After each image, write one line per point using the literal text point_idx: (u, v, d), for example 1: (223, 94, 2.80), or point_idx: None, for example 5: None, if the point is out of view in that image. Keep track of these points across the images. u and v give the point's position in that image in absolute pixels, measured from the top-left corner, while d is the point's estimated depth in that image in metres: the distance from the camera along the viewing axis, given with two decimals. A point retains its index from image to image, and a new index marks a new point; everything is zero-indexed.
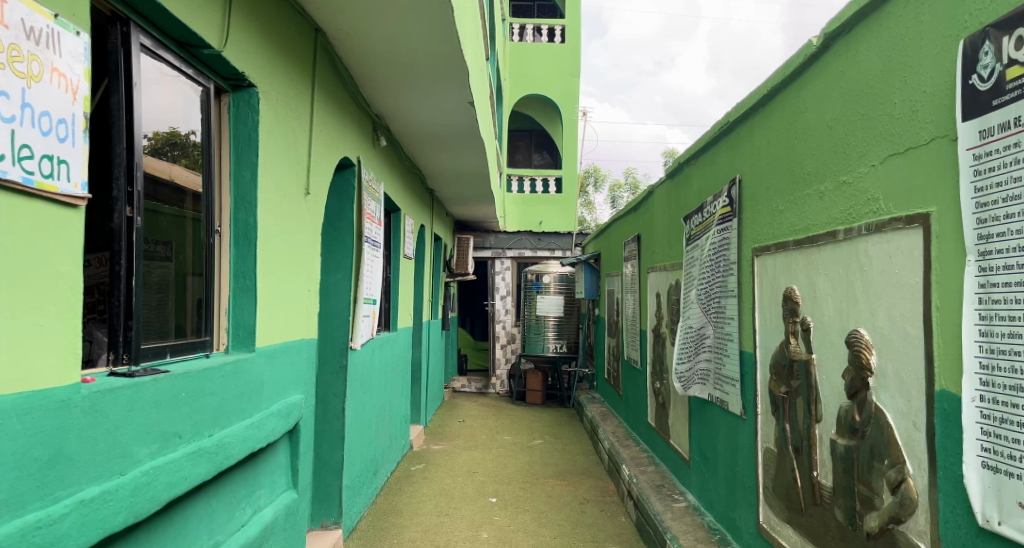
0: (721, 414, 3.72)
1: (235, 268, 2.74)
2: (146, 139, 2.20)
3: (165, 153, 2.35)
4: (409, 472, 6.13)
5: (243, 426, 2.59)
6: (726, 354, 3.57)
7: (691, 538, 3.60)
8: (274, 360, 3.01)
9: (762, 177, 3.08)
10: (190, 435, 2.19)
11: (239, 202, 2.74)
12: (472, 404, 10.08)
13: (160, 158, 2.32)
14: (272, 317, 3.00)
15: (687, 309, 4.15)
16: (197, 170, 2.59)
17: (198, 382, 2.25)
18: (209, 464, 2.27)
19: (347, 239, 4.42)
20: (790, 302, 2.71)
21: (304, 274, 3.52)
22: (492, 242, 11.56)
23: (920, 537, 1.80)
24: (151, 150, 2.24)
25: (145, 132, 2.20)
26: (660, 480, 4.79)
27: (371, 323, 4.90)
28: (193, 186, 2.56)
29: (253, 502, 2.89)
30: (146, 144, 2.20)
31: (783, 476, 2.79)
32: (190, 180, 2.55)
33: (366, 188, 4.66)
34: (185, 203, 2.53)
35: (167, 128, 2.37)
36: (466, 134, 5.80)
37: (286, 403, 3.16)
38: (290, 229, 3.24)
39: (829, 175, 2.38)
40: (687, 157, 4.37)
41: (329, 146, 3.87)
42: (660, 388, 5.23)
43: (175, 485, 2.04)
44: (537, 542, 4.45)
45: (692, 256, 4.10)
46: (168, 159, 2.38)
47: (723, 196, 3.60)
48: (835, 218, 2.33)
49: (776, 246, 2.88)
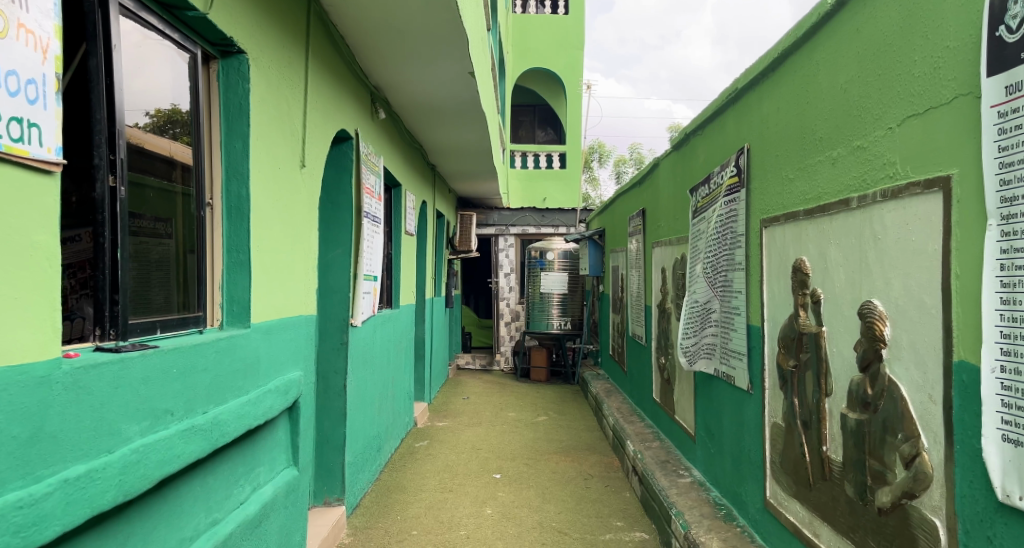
0: (727, 389, 3.67)
1: (228, 242, 2.68)
2: (145, 117, 2.22)
3: (166, 131, 2.37)
4: (413, 449, 6.13)
5: (239, 404, 2.53)
6: (733, 328, 3.50)
7: (696, 514, 3.56)
8: (271, 336, 2.95)
9: (772, 144, 2.97)
10: (182, 412, 2.13)
11: (231, 174, 2.67)
12: (476, 381, 10.08)
13: (161, 137, 2.34)
14: (269, 293, 2.94)
15: (692, 283, 4.07)
16: (189, 143, 2.52)
17: (191, 358, 2.19)
18: (204, 441, 2.22)
19: (346, 214, 4.34)
20: (800, 274, 2.63)
21: (301, 249, 3.45)
22: (496, 218, 11.46)
23: (934, 513, 1.74)
24: (153, 128, 2.27)
25: (145, 109, 2.23)
26: (665, 456, 4.76)
27: (372, 300, 4.83)
28: (184, 158, 2.49)
29: (252, 479, 2.85)
30: (146, 122, 2.23)
31: (791, 451, 2.73)
32: (182, 153, 2.49)
33: (365, 162, 4.56)
34: (175, 177, 2.45)
35: (168, 104, 2.39)
36: (467, 107, 5.68)
37: (286, 379, 3.11)
38: (285, 202, 3.16)
39: (842, 139, 2.28)
40: (694, 127, 4.26)
41: (325, 119, 3.78)
42: (665, 363, 5.17)
43: (167, 463, 1.99)
44: (541, 518, 4.44)
45: (698, 229, 4.01)
46: (166, 134, 2.37)
47: (730, 166, 3.50)
48: (848, 185, 2.23)
49: (786, 216, 2.79)
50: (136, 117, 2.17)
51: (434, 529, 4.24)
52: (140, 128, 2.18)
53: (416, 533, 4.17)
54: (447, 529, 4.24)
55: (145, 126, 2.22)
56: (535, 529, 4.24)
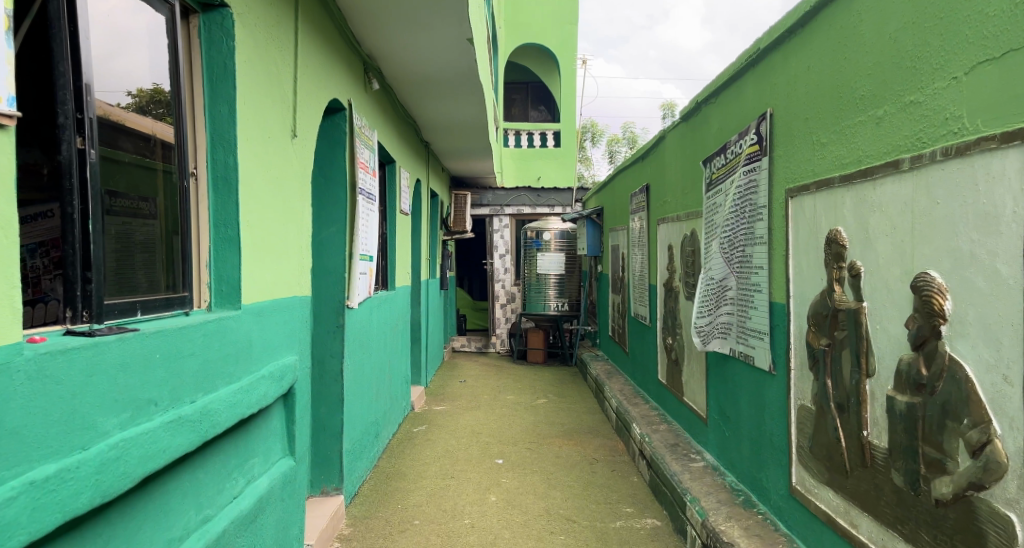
0: (745, 370, 3.50)
1: (215, 215, 2.45)
2: (127, 96, 2.04)
3: (149, 112, 2.18)
4: (411, 434, 5.95)
5: (230, 392, 2.32)
6: (752, 306, 3.32)
7: (714, 500, 3.41)
8: (263, 318, 2.73)
9: (800, 107, 2.78)
10: (168, 402, 1.91)
11: (217, 140, 2.44)
12: (472, 364, 9.91)
13: (144, 117, 2.15)
14: (260, 271, 2.72)
15: (707, 259, 3.88)
16: (168, 121, 2.28)
17: (176, 341, 1.97)
18: (192, 434, 2.01)
19: (340, 189, 4.10)
20: (836, 246, 2.44)
21: (294, 225, 3.23)
22: (490, 198, 11.18)
23: (1010, 507, 1.57)
24: (136, 108, 2.10)
25: (128, 88, 2.05)
26: (674, 439, 4.60)
27: (368, 281, 4.62)
28: (163, 136, 2.24)
29: (246, 472, 2.66)
30: (129, 102, 2.06)
31: (822, 436, 2.56)
32: (160, 130, 2.23)
33: (359, 135, 4.33)
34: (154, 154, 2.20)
35: (151, 84, 2.19)
36: (463, 79, 5.45)
37: (280, 365, 2.90)
38: (277, 174, 2.94)
39: (890, 95, 2.09)
40: (706, 95, 4.06)
41: (316, 86, 3.53)
42: (673, 344, 5.01)
43: (151, 460, 1.77)
44: (548, 505, 4.27)
45: (713, 202, 3.82)
46: (149, 114, 2.18)
47: (751, 134, 3.30)
48: (897, 146, 2.04)
49: (817, 184, 2.59)
50: (118, 97, 1.99)
51: (437, 518, 4.06)
52: (122, 108, 2.01)
53: (419, 523, 3.99)
54: (451, 518, 4.06)
55: (128, 107, 2.05)
56: (542, 517, 4.08)
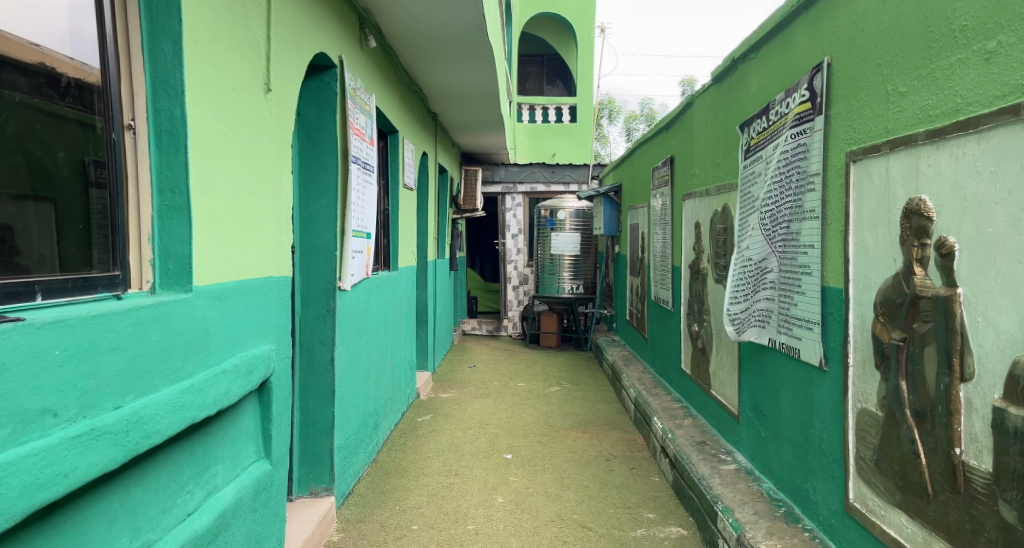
0: (788, 364, 3.05)
1: (158, 180, 2.04)
2: (94, 52, 1.84)
3: (122, 64, 1.96)
4: (415, 424, 5.57)
5: (175, 391, 1.92)
6: (797, 291, 2.87)
7: (750, 512, 2.97)
8: (225, 303, 2.32)
9: (868, 50, 2.30)
10: (76, 411, 1.55)
11: (160, 88, 2.03)
12: (483, 348, 9.53)
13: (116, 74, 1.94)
14: (220, 247, 2.31)
15: (742, 237, 3.40)
16: (97, 62, 1.86)
17: (91, 334, 1.59)
18: (112, 448, 1.63)
19: (330, 158, 3.67)
20: (919, 219, 1.96)
21: (270, 195, 2.81)
22: (502, 175, 10.69)
23: None
24: (104, 63, 1.88)
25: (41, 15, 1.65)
26: (701, 436, 4.18)
27: (365, 260, 4.24)
28: (91, 81, 1.83)
29: (207, 482, 2.27)
30: (99, 57, 1.86)
31: (891, 449, 2.11)
32: (82, 71, 1.80)
33: (352, 97, 3.89)
34: (78, 102, 1.79)
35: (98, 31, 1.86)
36: (471, 38, 4.98)
37: (250, 356, 2.50)
38: (243, 134, 2.51)
39: (1007, 21, 1.64)
40: (744, 50, 3.56)
41: (298, 38, 3.10)
42: (699, 331, 4.55)
43: (44, 488, 1.41)
44: (561, 509, 3.87)
45: (749, 172, 3.34)
46: (115, 67, 1.94)
47: (801, 90, 2.82)
48: (1017, 86, 1.60)
49: (891, 144, 2.12)
50: (85, 52, 1.81)
51: (438, 523, 3.67)
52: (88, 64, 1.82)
53: (417, 529, 3.60)
54: (453, 523, 3.67)
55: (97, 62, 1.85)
56: (554, 523, 3.67)
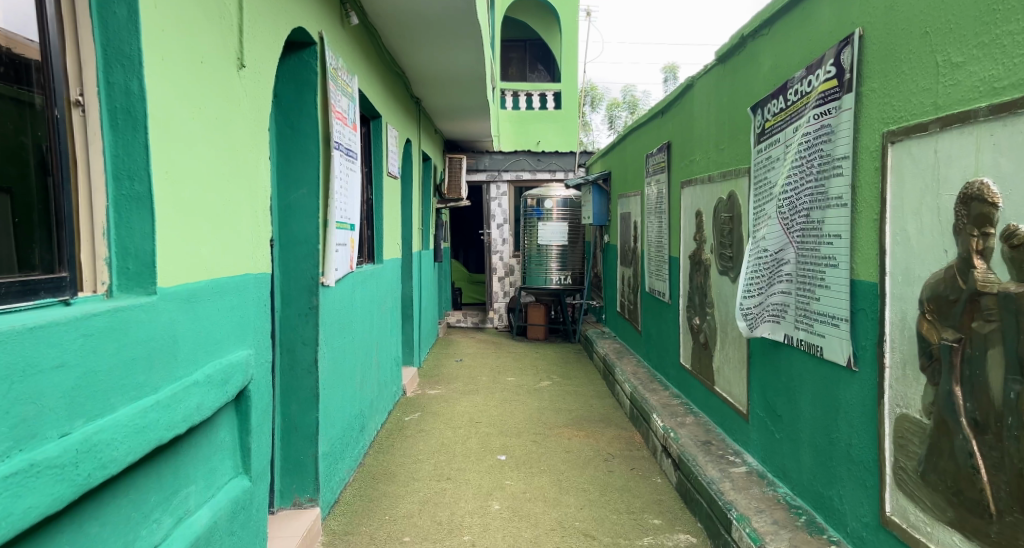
0: (807, 363, 2.85)
1: (113, 166, 1.76)
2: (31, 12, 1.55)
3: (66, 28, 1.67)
4: (402, 424, 5.32)
5: (138, 410, 1.66)
6: (819, 284, 2.65)
7: (770, 522, 2.78)
8: (196, 306, 2.06)
9: (912, 18, 2.09)
10: (9, 445, 1.29)
11: (113, 57, 1.74)
12: (469, 341, 9.28)
13: (59, 40, 1.65)
14: (189, 242, 2.04)
15: (757, 226, 3.20)
16: (37, 24, 1.56)
17: (25, 351, 1.32)
18: (56, 486, 1.37)
19: (310, 142, 3.38)
20: (981, 205, 1.75)
21: (246, 183, 2.52)
22: (487, 163, 10.38)
23: None
24: (45, 26, 1.59)
25: None
26: (706, 435, 3.99)
27: (349, 253, 3.97)
28: (28, 48, 1.54)
29: (178, 509, 2.00)
30: (38, 19, 1.57)
31: (942, 462, 1.92)
32: (17, 34, 1.51)
33: (334, 78, 3.60)
34: (12, 71, 1.50)
35: None
36: (459, 17, 4.70)
37: (225, 364, 2.23)
38: (214, 113, 2.23)
39: None
40: (756, 26, 3.34)
41: (274, 9, 2.80)
42: (701, 325, 4.36)
43: None
44: (561, 515, 3.65)
45: (765, 157, 3.13)
46: (57, 31, 1.64)
47: (826, 66, 2.60)
48: None
49: (941, 122, 1.91)
50: (19, 13, 1.52)
51: (432, 534, 3.43)
52: (23, 28, 1.53)
53: (409, 540, 3.36)
54: (447, 534, 3.43)
55: (36, 24, 1.56)
56: (555, 532, 3.45)
